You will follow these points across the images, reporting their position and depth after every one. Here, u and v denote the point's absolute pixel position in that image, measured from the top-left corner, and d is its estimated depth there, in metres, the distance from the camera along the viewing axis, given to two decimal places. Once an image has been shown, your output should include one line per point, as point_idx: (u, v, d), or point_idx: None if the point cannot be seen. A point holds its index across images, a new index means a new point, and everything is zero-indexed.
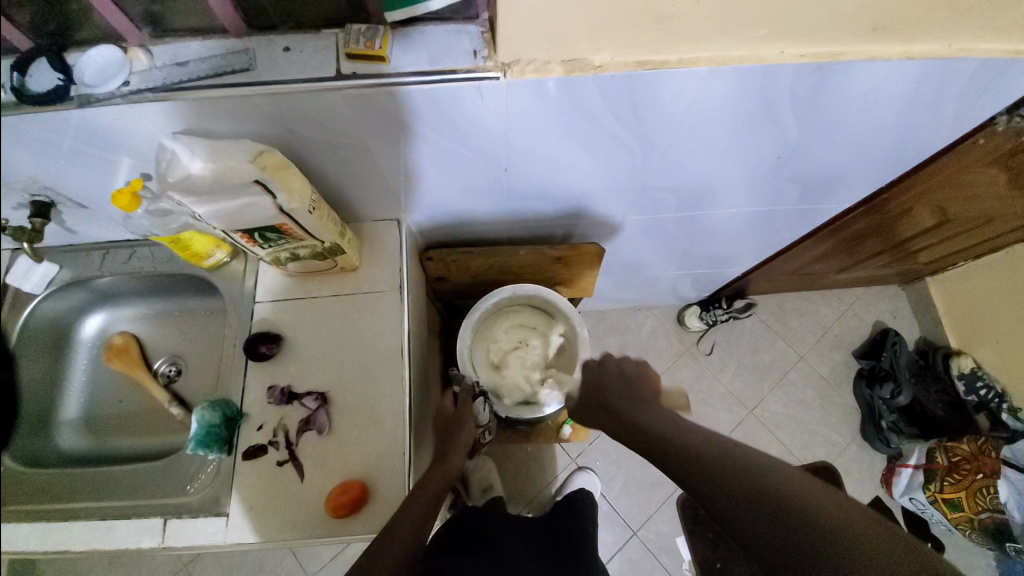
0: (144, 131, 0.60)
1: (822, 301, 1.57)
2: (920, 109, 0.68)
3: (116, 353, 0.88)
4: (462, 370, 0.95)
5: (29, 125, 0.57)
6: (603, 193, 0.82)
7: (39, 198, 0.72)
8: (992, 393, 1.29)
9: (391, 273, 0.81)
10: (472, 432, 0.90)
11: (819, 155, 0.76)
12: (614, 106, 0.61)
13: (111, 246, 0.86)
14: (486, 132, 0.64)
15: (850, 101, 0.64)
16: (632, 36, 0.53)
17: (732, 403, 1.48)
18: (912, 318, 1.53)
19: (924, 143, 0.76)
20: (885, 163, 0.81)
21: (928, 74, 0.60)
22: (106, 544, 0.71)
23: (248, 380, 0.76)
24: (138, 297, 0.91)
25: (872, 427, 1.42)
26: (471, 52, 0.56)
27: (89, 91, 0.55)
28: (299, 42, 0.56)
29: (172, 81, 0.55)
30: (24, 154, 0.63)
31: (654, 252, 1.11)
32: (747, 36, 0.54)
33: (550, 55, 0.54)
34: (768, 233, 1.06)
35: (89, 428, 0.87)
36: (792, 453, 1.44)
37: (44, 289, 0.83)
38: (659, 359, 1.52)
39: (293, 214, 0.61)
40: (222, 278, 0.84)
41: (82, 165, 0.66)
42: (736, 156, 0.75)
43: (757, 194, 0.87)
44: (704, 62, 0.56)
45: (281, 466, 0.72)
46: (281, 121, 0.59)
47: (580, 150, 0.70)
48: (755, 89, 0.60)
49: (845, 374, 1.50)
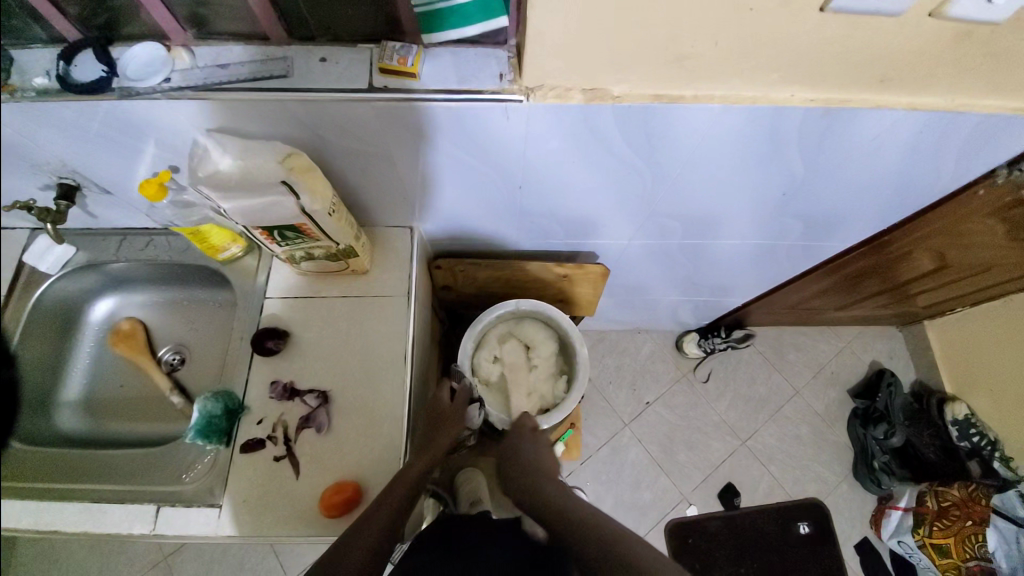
0: (177, 126, 0.62)
1: (820, 337, 1.58)
2: (922, 156, 0.70)
3: (123, 337, 0.90)
4: (486, 319, 0.97)
5: (66, 112, 0.60)
6: (613, 217, 0.85)
7: (66, 181, 0.74)
8: (984, 441, 1.30)
9: (399, 278, 0.83)
10: (459, 428, 0.82)
11: (825, 194, 0.79)
12: (629, 135, 0.64)
13: (130, 233, 0.88)
14: (504, 150, 0.67)
15: (857, 146, 0.68)
16: (650, 71, 0.56)
17: (725, 432, 1.48)
18: (909, 360, 1.54)
19: (923, 191, 0.79)
20: (886, 207, 0.84)
21: (932, 125, 0.64)
22: (98, 527, 0.72)
23: (252, 374, 0.78)
24: (150, 285, 0.92)
25: (864, 466, 1.41)
26: (497, 75, 0.59)
27: (131, 84, 0.57)
28: (336, 54, 0.59)
29: (211, 81, 0.58)
30: (58, 140, 0.65)
31: (659, 276, 1.13)
32: (760, 78, 0.58)
33: (573, 83, 0.58)
34: (769, 266, 1.09)
35: (89, 410, 0.88)
36: (782, 487, 1.44)
37: (59, 270, 0.85)
38: (654, 383, 1.53)
39: (313, 215, 0.64)
40: (234, 272, 0.85)
41: (111, 152, 0.68)
42: (744, 189, 0.77)
43: (762, 227, 0.89)
44: (717, 99, 0.60)
45: (278, 461, 0.73)
46: (311, 127, 0.62)
47: (593, 172, 0.72)
48: (764, 128, 0.64)
49: (839, 412, 1.51)
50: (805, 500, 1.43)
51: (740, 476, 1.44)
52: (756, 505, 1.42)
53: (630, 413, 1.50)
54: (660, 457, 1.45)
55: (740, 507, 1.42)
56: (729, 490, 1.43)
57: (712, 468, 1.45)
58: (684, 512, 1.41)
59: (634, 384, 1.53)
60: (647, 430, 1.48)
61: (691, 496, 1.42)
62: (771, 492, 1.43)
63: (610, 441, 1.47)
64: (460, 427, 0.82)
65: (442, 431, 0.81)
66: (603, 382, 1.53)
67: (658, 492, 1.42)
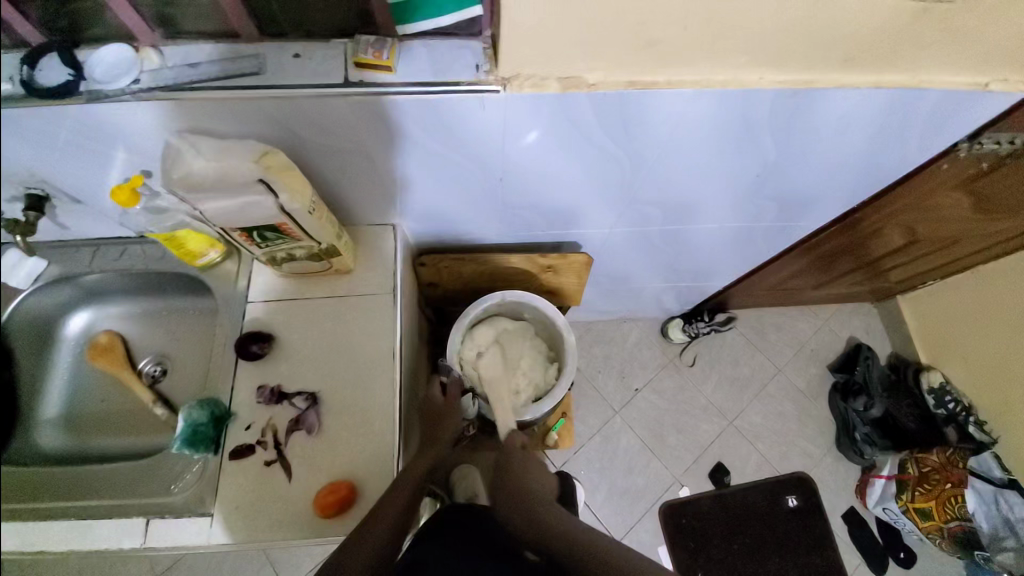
0: (148, 129, 0.61)
1: (800, 316, 1.62)
2: (888, 134, 0.73)
3: (100, 351, 0.87)
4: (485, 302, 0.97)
5: (32, 118, 0.58)
6: (593, 206, 0.86)
7: (35, 191, 0.72)
8: (959, 407, 1.35)
9: (384, 276, 0.82)
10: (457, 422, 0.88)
11: (798, 174, 0.81)
12: (606, 122, 0.65)
13: (103, 243, 0.86)
14: (483, 141, 0.67)
15: (827, 125, 0.70)
16: (625, 57, 0.57)
17: (713, 413, 1.52)
18: (884, 334, 1.59)
19: (890, 168, 0.82)
20: (856, 185, 0.87)
21: (894, 103, 0.66)
22: (85, 545, 0.70)
23: (238, 379, 0.76)
24: (126, 296, 0.90)
25: (846, 439, 1.46)
26: (473, 65, 0.59)
27: (99, 87, 0.56)
28: (309, 49, 0.59)
29: (181, 81, 0.57)
30: (25, 148, 0.63)
31: (642, 263, 1.15)
32: (732, 61, 0.59)
33: (549, 71, 0.58)
34: (747, 248, 1.11)
35: (70, 426, 0.86)
36: (770, 463, 1.48)
37: (32, 284, 0.82)
38: (642, 369, 1.55)
39: (293, 214, 0.63)
40: (213, 277, 0.84)
41: (79, 158, 0.66)
42: (719, 172, 0.79)
43: (738, 209, 0.92)
44: (690, 84, 0.61)
45: (269, 465, 0.72)
46: (287, 125, 0.61)
47: (572, 161, 0.73)
48: (737, 111, 0.65)
49: (821, 388, 1.55)
50: (792, 474, 1.47)
51: (730, 456, 1.48)
52: (746, 483, 1.46)
53: (620, 401, 1.52)
54: (651, 442, 1.48)
55: (730, 486, 1.45)
56: (720, 470, 1.46)
57: (702, 449, 1.48)
58: (677, 493, 1.44)
59: (623, 372, 1.55)
60: (637, 416, 1.50)
61: (683, 478, 1.45)
62: (760, 469, 1.47)
63: (602, 429, 1.49)
64: (458, 420, 0.88)
65: (442, 425, 0.86)
66: (592, 371, 1.54)
67: (650, 476, 1.45)
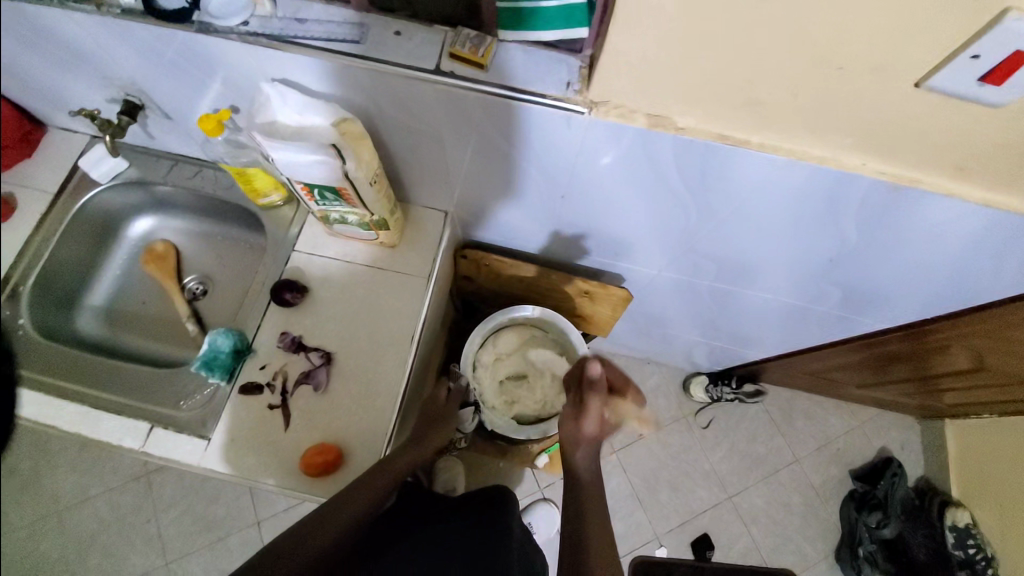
0: (244, 69, 0.63)
1: (833, 410, 1.52)
2: (986, 255, 0.66)
3: (154, 257, 0.94)
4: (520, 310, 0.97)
5: (146, 34, 0.62)
6: (646, 244, 0.83)
7: (132, 99, 0.76)
8: (981, 555, 1.24)
9: (425, 260, 0.83)
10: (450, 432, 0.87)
11: (873, 268, 0.75)
12: (684, 169, 0.62)
13: (181, 159, 0.91)
14: (556, 157, 0.66)
15: (917, 230, 0.64)
16: (720, 109, 0.55)
17: (713, 482, 1.45)
18: (920, 455, 1.47)
19: (977, 289, 0.75)
20: (934, 296, 0.80)
21: (1003, 224, 0.60)
22: (93, 433, 0.74)
23: (265, 319, 0.79)
24: (189, 213, 0.95)
25: (849, 551, 1.37)
26: (564, 82, 0.58)
27: (211, 20, 0.59)
28: (411, 30, 0.60)
29: (287, 33, 0.59)
30: (134, 59, 0.67)
31: (681, 313, 1.10)
32: (832, 140, 0.55)
33: (639, 105, 0.57)
34: (797, 327, 1.04)
35: (110, 319, 0.92)
36: (759, 550, 1.40)
37: (109, 181, 0.88)
38: (652, 416, 1.50)
39: (355, 182, 0.65)
40: (269, 218, 0.86)
41: (179, 80, 0.69)
42: (789, 246, 0.74)
43: (798, 288, 0.86)
44: (784, 152, 0.57)
45: (270, 409, 0.74)
46: (373, 97, 0.62)
47: (639, 196, 0.70)
48: (826, 191, 0.61)
49: (836, 490, 1.45)
50: (778, 568, 1.38)
51: (718, 530, 1.41)
52: (727, 562, 1.39)
53: (621, 441, 1.48)
54: (642, 491, 1.43)
55: (711, 560, 1.39)
56: (704, 541, 1.39)
57: (692, 514, 1.42)
58: (653, 550, 1.39)
59: None
60: (635, 462, 1.46)
61: (664, 536, 1.40)
62: (746, 553, 1.39)
63: None
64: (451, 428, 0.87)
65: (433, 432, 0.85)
66: None
67: (630, 525, 1.40)
